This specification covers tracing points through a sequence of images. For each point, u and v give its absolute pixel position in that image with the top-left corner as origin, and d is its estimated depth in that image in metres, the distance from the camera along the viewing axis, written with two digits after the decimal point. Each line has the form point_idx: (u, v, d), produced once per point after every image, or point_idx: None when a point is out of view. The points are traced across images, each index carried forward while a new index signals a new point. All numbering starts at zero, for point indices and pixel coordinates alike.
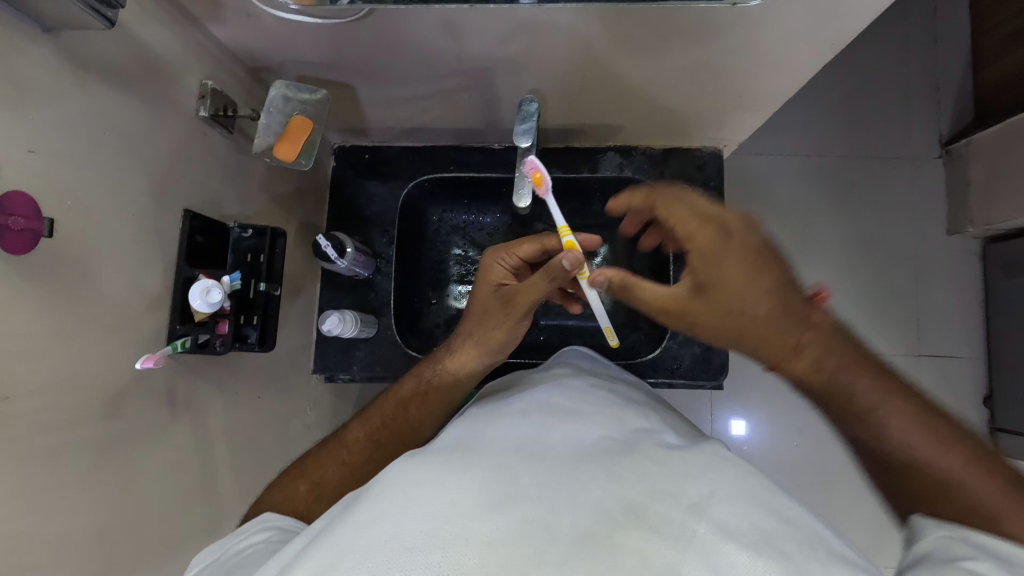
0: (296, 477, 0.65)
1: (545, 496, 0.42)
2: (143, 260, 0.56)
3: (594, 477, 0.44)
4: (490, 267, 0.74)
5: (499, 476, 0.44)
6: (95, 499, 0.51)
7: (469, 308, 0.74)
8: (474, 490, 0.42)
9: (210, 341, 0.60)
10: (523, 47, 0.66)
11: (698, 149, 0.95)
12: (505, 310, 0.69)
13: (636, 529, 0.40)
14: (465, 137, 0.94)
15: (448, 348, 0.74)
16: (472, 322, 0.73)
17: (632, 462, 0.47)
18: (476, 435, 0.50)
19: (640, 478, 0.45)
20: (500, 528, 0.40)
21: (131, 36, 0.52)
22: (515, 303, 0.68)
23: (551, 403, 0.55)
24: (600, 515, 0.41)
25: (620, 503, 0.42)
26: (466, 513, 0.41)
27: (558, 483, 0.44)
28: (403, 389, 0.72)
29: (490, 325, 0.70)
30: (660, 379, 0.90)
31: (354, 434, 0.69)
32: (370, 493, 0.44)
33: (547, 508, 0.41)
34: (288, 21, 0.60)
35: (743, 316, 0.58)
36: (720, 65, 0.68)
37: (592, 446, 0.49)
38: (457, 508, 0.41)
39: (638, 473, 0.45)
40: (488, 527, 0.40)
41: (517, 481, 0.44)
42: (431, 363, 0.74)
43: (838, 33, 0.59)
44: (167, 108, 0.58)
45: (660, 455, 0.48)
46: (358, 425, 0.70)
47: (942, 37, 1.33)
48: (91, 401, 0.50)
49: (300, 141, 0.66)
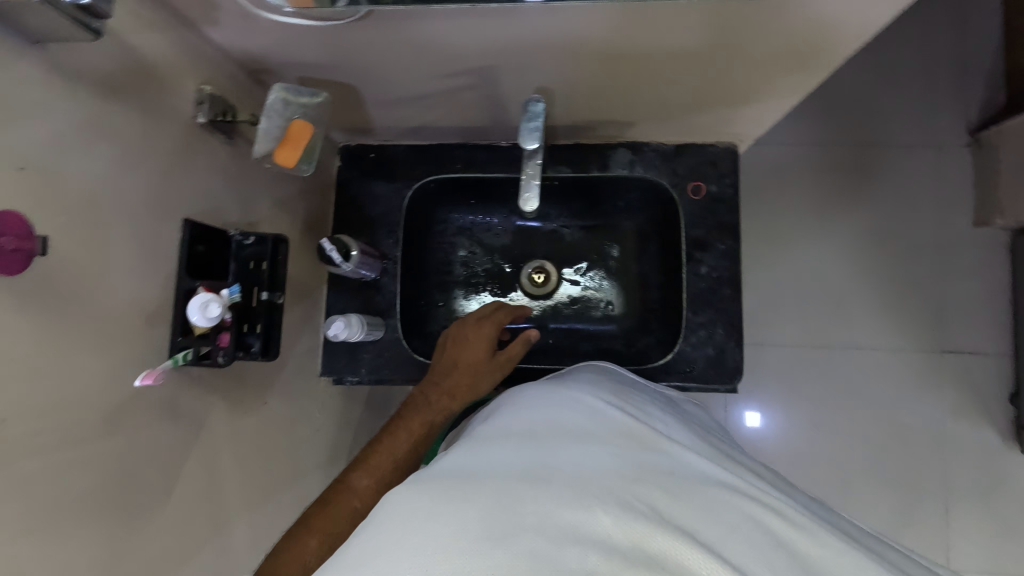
0: (305, 531, 0.65)
1: (551, 528, 0.42)
2: (143, 273, 0.55)
3: (603, 507, 0.44)
4: (478, 331, 0.83)
5: (501, 507, 0.43)
6: (94, 517, 0.50)
7: (470, 364, 0.81)
8: (475, 523, 0.42)
9: (211, 353, 0.59)
10: (530, 43, 0.64)
11: (712, 145, 0.92)
12: (495, 368, 0.82)
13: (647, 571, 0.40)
14: (472, 135, 0.91)
15: (453, 397, 0.79)
16: (478, 376, 0.81)
17: (643, 492, 0.46)
18: (478, 459, 0.49)
19: (649, 512, 0.44)
20: (502, 562, 0.39)
21: (123, 45, 0.51)
22: (512, 360, 0.84)
23: (558, 421, 0.54)
24: (607, 551, 0.41)
25: (630, 539, 0.42)
26: (466, 551, 0.40)
27: (564, 514, 0.43)
28: (410, 435, 0.77)
29: (480, 377, 0.81)
30: (672, 382, 0.88)
31: (363, 482, 0.71)
32: (372, 530, 0.43)
33: (554, 541, 0.41)
34: (285, 24, 0.59)
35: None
36: (735, 59, 0.65)
37: (601, 469, 0.48)
38: (457, 544, 0.41)
39: (648, 504, 0.45)
40: (488, 562, 0.39)
41: (520, 512, 0.43)
42: (433, 411, 0.79)
43: (859, 23, 0.56)
44: (164, 117, 0.57)
45: (669, 483, 0.47)
46: (365, 474, 0.71)
47: (970, 18, 1.27)
48: (89, 419, 0.50)
49: (301, 146, 0.64)
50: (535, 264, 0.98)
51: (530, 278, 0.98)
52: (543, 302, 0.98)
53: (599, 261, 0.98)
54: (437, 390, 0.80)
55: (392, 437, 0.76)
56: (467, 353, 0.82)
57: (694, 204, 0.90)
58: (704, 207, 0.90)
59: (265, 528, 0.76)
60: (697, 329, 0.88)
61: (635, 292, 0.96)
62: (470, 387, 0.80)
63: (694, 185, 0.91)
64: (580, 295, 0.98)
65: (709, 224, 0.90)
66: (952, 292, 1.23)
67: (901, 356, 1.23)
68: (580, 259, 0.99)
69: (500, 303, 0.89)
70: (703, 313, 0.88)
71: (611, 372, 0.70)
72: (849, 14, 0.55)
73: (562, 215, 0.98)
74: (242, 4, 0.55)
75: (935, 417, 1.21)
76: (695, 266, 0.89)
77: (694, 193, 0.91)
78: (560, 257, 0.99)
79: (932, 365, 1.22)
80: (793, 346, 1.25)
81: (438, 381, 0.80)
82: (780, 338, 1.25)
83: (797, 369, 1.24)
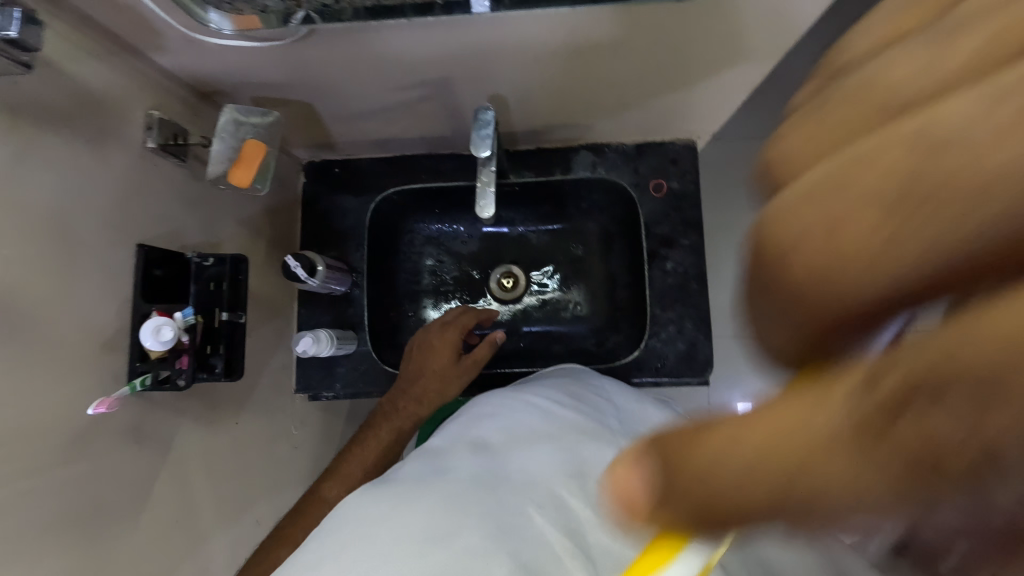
0: (279, 540, 0.67)
1: (490, 526, 0.46)
2: (98, 300, 0.55)
3: (541, 506, 0.49)
4: (444, 338, 0.83)
5: (447, 509, 0.47)
6: (59, 548, 0.50)
7: (438, 370, 0.81)
8: (420, 526, 0.46)
9: (170, 376, 0.60)
10: (481, 51, 0.64)
11: (671, 142, 0.93)
12: (463, 370, 0.83)
13: (573, 558, 0.46)
14: (434, 145, 0.92)
15: (421, 403, 0.81)
16: (448, 382, 0.82)
17: (581, 487, 0.51)
18: (431, 467, 0.53)
19: (583, 505, 0.50)
20: (441, 561, 0.43)
21: (66, 75, 0.52)
22: (480, 363, 0.84)
23: (509, 426, 0.57)
24: (542, 544, 0.47)
25: (564, 531, 0.48)
26: (408, 551, 0.44)
27: (502, 514, 0.47)
28: (380, 442, 0.78)
29: (447, 381, 0.82)
30: (645, 378, 0.89)
31: (335, 490, 0.73)
32: (327, 534, 0.47)
33: (491, 538, 0.45)
34: (231, 47, 0.60)
35: (879, 273, 0.20)
36: (681, 57, 0.67)
37: (546, 470, 0.52)
38: (401, 546, 0.44)
39: (584, 498, 0.50)
40: (429, 564, 0.43)
41: (464, 513, 0.47)
42: (401, 414, 0.80)
43: (794, 16, 0.58)
44: (112, 143, 0.57)
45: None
46: (336, 482, 0.73)
47: None
48: (49, 449, 0.49)
49: (255, 165, 0.65)
50: (503, 269, 0.99)
51: (499, 283, 0.98)
52: (512, 306, 0.98)
53: (567, 262, 0.99)
54: (408, 396, 0.81)
55: (365, 445, 0.78)
56: (434, 359, 0.82)
57: (657, 201, 0.92)
58: (667, 203, 0.92)
59: (243, 547, 0.76)
60: (666, 325, 0.90)
61: (603, 291, 0.97)
62: (438, 393, 0.81)
63: (655, 183, 0.92)
64: (550, 298, 0.98)
65: (672, 221, 0.91)
66: None
67: None
68: (548, 261, 0.99)
69: (469, 307, 0.88)
70: (671, 309, 0.90)
71: (572, 370, 0.72)
72: (782, 9, 0.57)
73: (527, 219, 0.99)
74: (185, 30, 0.56)
75: None
76: (661, 262, 0.91)
77: (656, 190, 0.92)
78: (527, 260, 0.99)
79: None
80: None
81: (408, 387, 0.81)
82: None
83: None
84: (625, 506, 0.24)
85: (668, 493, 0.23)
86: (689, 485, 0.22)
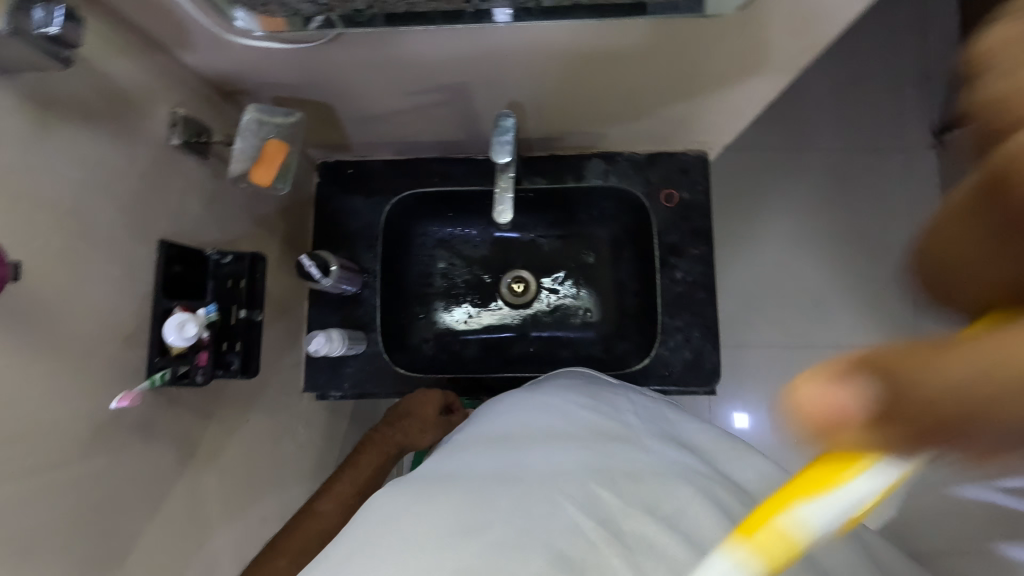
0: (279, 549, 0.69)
1: (517, 519, 0.47)
2: (120, 296, 0.56)
3: (568, 497, 0.49)
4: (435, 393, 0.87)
5: (472, 503, 0.48)
6: (74, 541, 0.50)
7: (424, 420, 0.85)
8: (447, 520, 0.47)
9: (190, 372, 0.60)
10: (503, 57, 0.65)
11: (682, 153, 0.94)
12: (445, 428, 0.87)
13: (607, 549, 0.46)
14: (449, 149, 0.93)
15: (406, 436, 0.86)
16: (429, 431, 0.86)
17: (609, 481, 0.51)
18: (454, 467, 0.54)
19: (614, 497, 0.50)
20: (471, 553, 0.44)
21: (98, 72, 0.52)
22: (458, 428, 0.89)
23: (529, 426, 0.58)
24: (577, 535, 0.47)
25: (595, 521, 0.48)
26: (438, 543, 0.45)
27: (528, 506, 0.48)
28: (364, 470, 0.82)
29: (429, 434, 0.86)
30: (652, 386, 0.90)
31: (326, 507, 0.75)
32: (356, 529, 0.49)
33: (520, 530, 0.46)
34: (258, 48, 0.61)
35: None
36: (699, 70, 0.68)
37: (569, 464, 0.53)
38: (428, 540, 0.45)
39: (614, 490, 0.51)
40: (459, 556, 0.44)
41: (490, 506, 0.48)
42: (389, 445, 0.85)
43: (811, 35, 0.60)
44: (137, 139, 0.58)
45: (634, 471, 0.53)
46: (325, 501, 0.76)
47: (930, 25, 1.30)
48: (69, 442, 0.50)
49: (275, 166, 0.66)
50: (514, 274, 0.99)
51: (509, 288, 0.99)
52: (522, 311, 0.99)
53: (578, 268, 0.99)
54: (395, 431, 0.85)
55: (352, 469, 0.82)
56: (423, 408, 0.86)
57: (667, 210, 0.93)
58: (677, 213, 0.93)
59: (247, 544, 0.75)
60: (674, 333, 0.90)
61: (612, 298, 0.97)
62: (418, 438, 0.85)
63: (666, 193, 0.93)
64: (559, 304, 0.99)
65: (682, 230, 0.92)
66: None
67: None
68: (559, 268, 1.00)
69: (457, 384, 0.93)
70: (679, 317, 0.91)
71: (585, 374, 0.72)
72: (804, 28, 0.58)
73: (539, 225, 1.00)
74: (215, 30, 0.57)
75: None
76: (670, 271, 0.91)
77: (667, 201, 0.93)
78: (538, 266, 1.00)
79: None
80: (774, 346, 1.26)
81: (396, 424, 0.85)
82: (759, 338, 1.27)
83: (781, 370, 1.26)
84: (818, 430, 0.25)
85: (897, 412, 0.24)
86: (912, 412, 0.24)
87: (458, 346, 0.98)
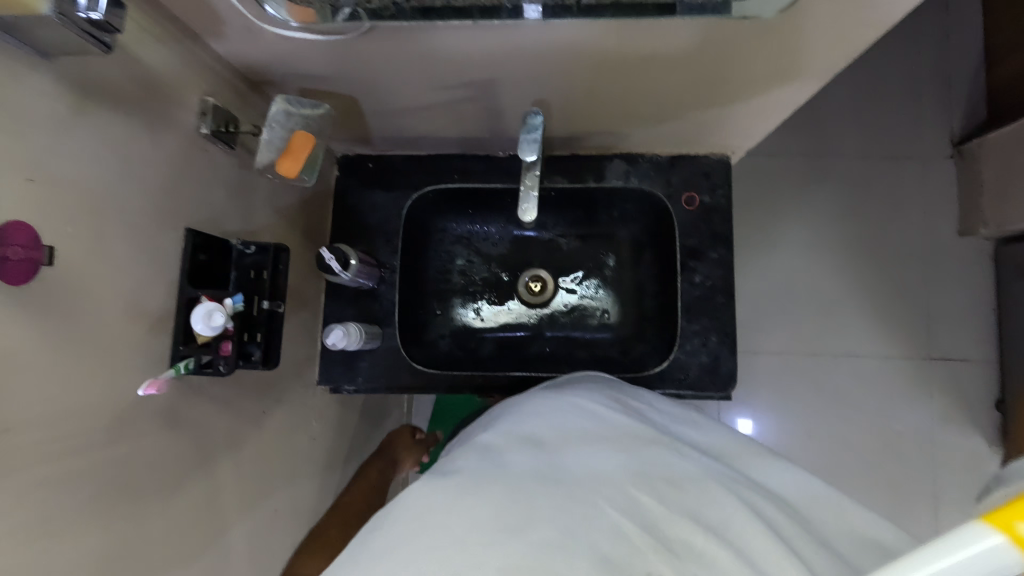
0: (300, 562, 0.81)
1: (561, 518, 0.49)
2: (147, 284, 0.55)
3: (609, 500, 0.51)
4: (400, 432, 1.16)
5: (513, 501, 0.50)
6: (95, 527, 0.50)
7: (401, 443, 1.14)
8: (490, 517, 0.49)
9: (213, 361, 0.60)
10: (532, 55, 0.65)
11: (705, 156, 0.93)
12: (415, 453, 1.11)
13: (649, 552, 0.48)
14: (471, 145, 0.93)
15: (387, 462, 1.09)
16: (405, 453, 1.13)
17: (649, 485, 0.53)
18: (489, 462, 0.55)
19: (655, 503, 0.52)
20: (517, 551, 0.46)
21: (131, 59, 0.52)
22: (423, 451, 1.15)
23: (563, 424, 0.59)
24: (620, 538, 0.49)
25: (638, 527, 0.49)
26: (484, 540, 0.47)
27: (570, 506, 0.50)
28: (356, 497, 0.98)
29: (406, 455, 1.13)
30: (668, 390, 0.89)
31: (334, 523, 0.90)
32: (393, 519, 0.50)
33: (564, 531, 0.48)
34: (289, 38, 0.60)
35: None
36: (730, 73, 0.67)
37: (608, 467, 0.54)
38: (472, 536, 0.47)
39: (658, 497, 0.52)
40: (504, 552, 0.46)
41: (532, 505, 0.49)
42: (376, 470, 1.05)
43: (845, 43, 0.59)
44: (167, 127, 0.57)
45: (673, 476, 0.54)
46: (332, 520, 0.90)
47: (953, 33, 1.29)
48: (93, 429, 0.49)
49: (302, 158, 0.65)
50: (532, 272, 0.99)
51: (527, 287, 0.99)
52: (540, 310, 0.99)
53: (596, 269, 0.99)
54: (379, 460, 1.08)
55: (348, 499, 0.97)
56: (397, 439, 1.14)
57: (688, 214, 0.92)
58: (699, 216, 0.92)
59: (260, 535, 0.75)
60: (692, 337, 0.90)
61: (630, 300, 0.97)
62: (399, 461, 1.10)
63: (688, 196, 0.92)
64: (577, 304, 0.99)
65: (702, 234, 0.91)
66: (937, 301, 1.25)
67: (888, 364, 1.24)
68: (577, 268, 1.00)
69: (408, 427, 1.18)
70: (697, 321, 0.90)
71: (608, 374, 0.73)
72: (842, 34, 0.57)
73: (558, 224, 0.99)
74: (249, 19, 0.57)
75: (925, 415, 1.23)
76: (689, 274, 0.91)
77: (689, 203, 0.92)
78: (557, 266, 1.00)
79: (919, 375, 1.24)
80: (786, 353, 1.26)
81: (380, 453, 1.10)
82: (771, 344, 1.26)
83: (792, 377, 1.25)
84: None
85: None
86: None
87: (475, 343, 0.98)
